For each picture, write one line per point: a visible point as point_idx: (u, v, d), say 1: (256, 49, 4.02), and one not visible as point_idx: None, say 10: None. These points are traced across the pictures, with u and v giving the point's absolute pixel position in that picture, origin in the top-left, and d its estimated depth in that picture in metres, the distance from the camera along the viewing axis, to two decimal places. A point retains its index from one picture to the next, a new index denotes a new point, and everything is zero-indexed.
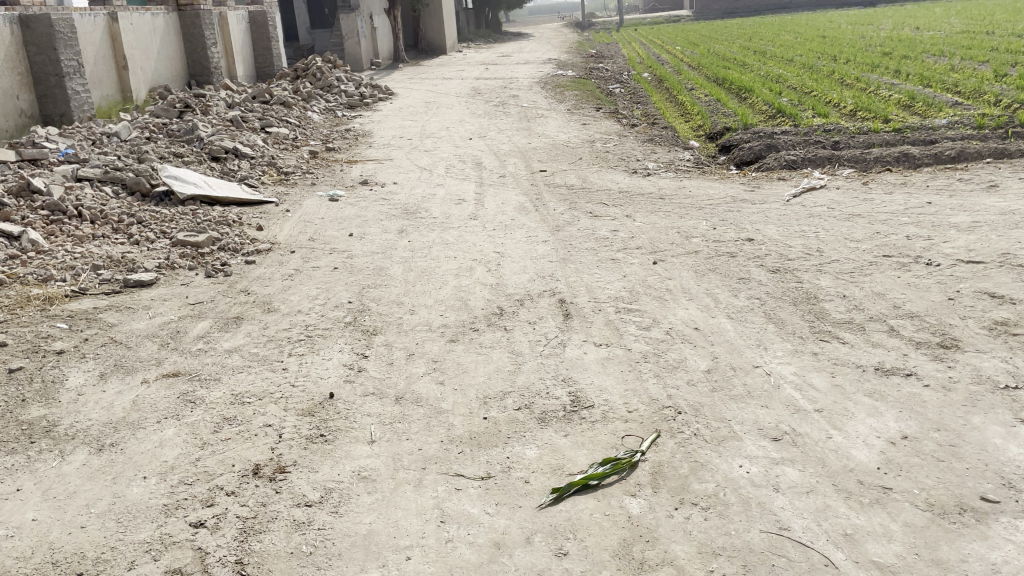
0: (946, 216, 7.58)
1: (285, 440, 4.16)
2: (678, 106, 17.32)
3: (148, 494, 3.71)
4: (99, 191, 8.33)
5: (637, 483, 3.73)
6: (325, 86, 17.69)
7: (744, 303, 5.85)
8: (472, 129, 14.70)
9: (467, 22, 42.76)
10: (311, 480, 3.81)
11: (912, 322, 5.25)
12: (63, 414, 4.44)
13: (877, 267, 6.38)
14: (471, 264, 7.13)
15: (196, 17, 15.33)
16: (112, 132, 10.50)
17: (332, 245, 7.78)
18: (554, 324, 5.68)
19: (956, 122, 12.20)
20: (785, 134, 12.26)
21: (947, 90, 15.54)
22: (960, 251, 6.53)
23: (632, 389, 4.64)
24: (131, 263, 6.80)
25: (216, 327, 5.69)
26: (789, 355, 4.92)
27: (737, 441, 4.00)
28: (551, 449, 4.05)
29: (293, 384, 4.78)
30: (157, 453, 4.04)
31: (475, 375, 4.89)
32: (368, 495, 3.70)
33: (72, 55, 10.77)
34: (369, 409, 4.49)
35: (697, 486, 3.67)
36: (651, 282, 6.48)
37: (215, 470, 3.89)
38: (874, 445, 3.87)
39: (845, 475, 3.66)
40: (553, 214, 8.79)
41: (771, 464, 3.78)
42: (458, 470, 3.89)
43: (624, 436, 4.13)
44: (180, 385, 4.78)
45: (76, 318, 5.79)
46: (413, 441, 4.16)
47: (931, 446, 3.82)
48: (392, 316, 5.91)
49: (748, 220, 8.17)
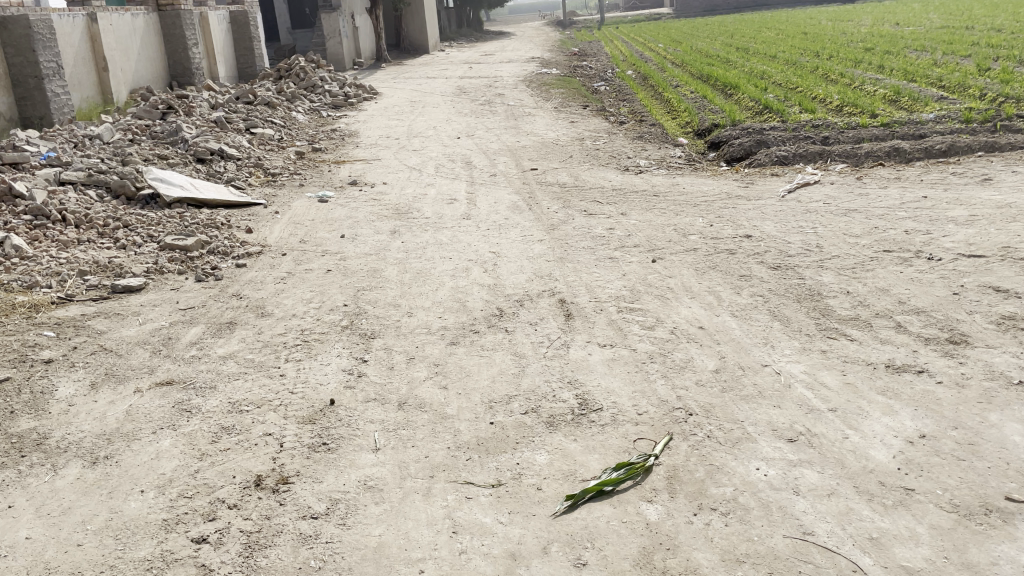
0: (943, 210, 7.55)
1: (287, 449, 4.03)
2: (664, 103, 17.28)
3: (146, 508, 3.56)
4: (83, 194, 8.12)
5: (653, 488, 3.63)
6: (309, 85, 17.48)
7: (747, 301, 5.78)
8: (460, 127, 14.57)
9: (449, 20, 42.63)
10: (316, 490, 3.68)
11: (920, 318, 5.20)
12: (53, 426, 4.27)
13: (879, 262, 6.33)
14: (467, 264, 7.00)
15: (177, 17, 15.08)
16: (94, 135, 10.26)
17: (324, 247, 7.62)
18: (556, 325, 5.57)
19: (943, 116, 12.22)
20: (774, 130, 12.24)
21: (932, 84, 15.57)
22: (960, 245, 6.50)
23: (640, 390, 4.54)
24: (118, 268, 6.62)
25: (209, 333, 5.54)
26: (798, 354, 4.85)
27: (752, 443, 3.92)
28: (562, 454, 3.95)
29: (293, 391, 4.64)
30: (154, 465, 3.88)
31: (478, 379, 4.77)
32: (376, 506, 3.57)
33: (51, 56, 10.51)
34: (372, 415, 4.36)
35: (716, 490, 3.58)
36: (652, 281, 6.39)
37: (216, 482, 3.74)
38: (893, 445, 3.80)
39: (865, 477, 3.58)
40: (547, 213, 8.69)
41: (789, 466, 3.70)
42: (468, 478, 3.77)
43: (636, 439, 4.04)
44: (174, 394, 4.62)
45: (63, 325, 5.60)
46: (419, 448, 4.03)
47: (950, 445, 3.76)
48: (390, 319, 5.78)
49: (745, 216, 8.12)
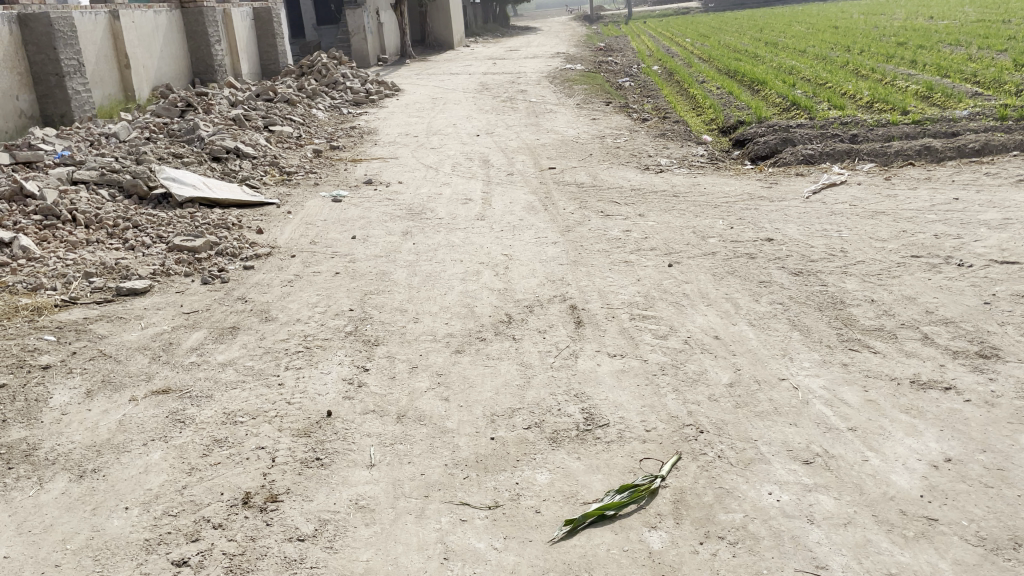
0: (974, 213, 7.22)
1: (279, 464, 3.89)
2: (689, 99, 16.96)
3: (129, 527, 3.45)
4: (95, 194, 8.08)
5: (658, 513, 3.43)
6: (330, 82, 17.42)
7: (766, 309, 5.54)
8: (480, 125, 14.38)
9: (475, 16, 42.52)
10: (305, 510, 3.54)
11: (947, 329, 4.93)
12: (44, 437, 4.19)
13: (906, 268, 6.04)
14: (478, 268, 6.83)
15: (199, 14, 15.07)
16: (111, 133, 10.27)
17: (334, 249, 7.50)
18: (565, 333, 5.39)
19: (977, 113, 11.80)
20: (801, 128, 11.91)
21: (966, 79, 15.11)
22: (993, 250, 6.19)
23: (649, 405, 4.33)
24: (124, 270, 6.55)
25: (211, 338, 5.43)
26: (817, 367, 4.61)
27: (765, 464, 3.70)
28: (564, 474, 3.77)
29: (290, 401, 4.50)
30: (141, 479, 3.77)
31: (482, 391, 4.59)
32: (366, 528, 3.42)
33: (72, 54, 10.52)
34: (369, 428, 4.21)
35: (724, 516, 3.37)
36: (667, 286, 6.17)
37: (203, 500, 3.62)
38: (915, 469, 3.56)
39: (884, 504, 3.35)
40: (563, 214, 8.49)
41: (803, 492, 3.48)
42: (464, 499, 3.61)
43: (642, 459, 3.83)
44: (169, 403, 4.51)
45: (64, 329, 5.53)
46: (415, 464, 3.88)
47: (978, 470, 3.52)
48: (396, 325, 5.63)
49: (767, 219, 7.84)
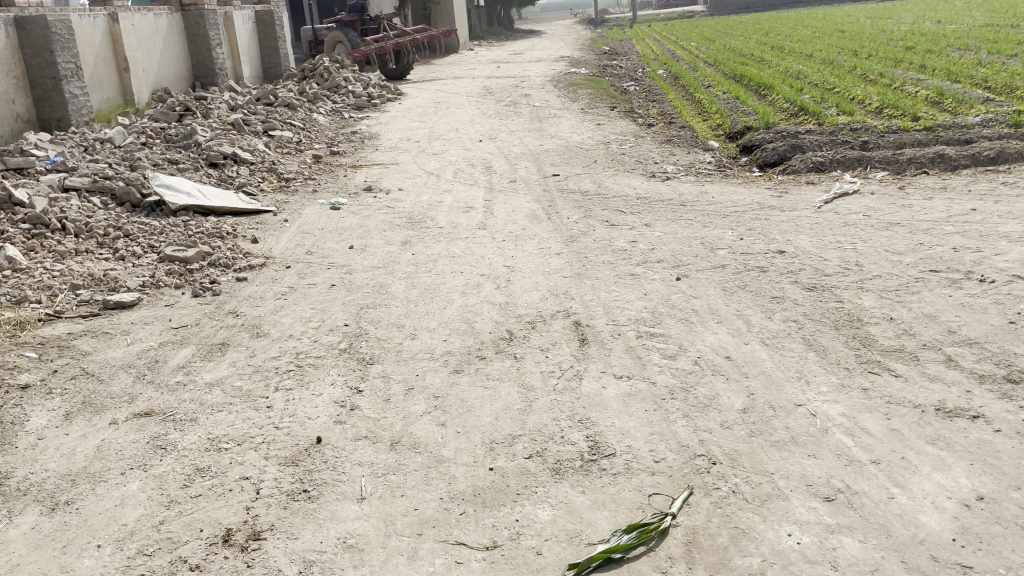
0: (994, 224, 6.96)
1: (263, 497, 3.65)
2: (695, 104, 16.70)
3: (100, 568, 3.21)
4: (86, 202, 7.87)
5: (668, 557, 3.19)
6: (332, 86, 17.19)
7: (779, 327, 5.28)
8: (482, 130, 14.13)
9: (478, 19, 42.28)
10: (289, 549, 3.31)
11: (972, 351, 4.67)
12: (17, 464, 3.96)
13: (925, 284, 5.78)
14: (478, 280, 6.59)
15: (200, 18, 14.85)
16: (106, 138, 10.05)
17: (331, 260, 7.27)
18: (569, 351, 5.14)
19: (991, 120, 11.52)
20: (810, 134, 11.65)
21: (977, 85, 14.82)
22: (1015, 265, 5.93)
23: (658, 432, 4.08)
24: (113, 282, 6.34)
25: (198, 356, 5.20)
26: (836, 392, 4.34)
27: (784, 501, 3.45)
28: (568, 510, 3.52)
29: (277, 425, 4.26)
30: (116, 513, 3.53)
31: (481, 415, 4.35)
32: (353, 570, 3.18)
33: (69, 57, 10.30)
34: (361, 457, 3.97)
35: (740, 561, 3.13)
36: (675, 301, 5.92)
37: (181, 538, 3.38)
38: (946, 509, 3.31)
39: (914, 549, 3.11)
40: (567, 223, 8.24)
41: (825, 533, 3.23)
42: (459, 537, 3.37)
43: (651, 494, 3.59)
44: (150, 427, 4.28)
45: (46, 346, 5.30)
46: (409, 497, 3.64)
47: (1013, 510, 3.27)
48: (392, 342, 5.38)
49: (778, 229, 7.57)
